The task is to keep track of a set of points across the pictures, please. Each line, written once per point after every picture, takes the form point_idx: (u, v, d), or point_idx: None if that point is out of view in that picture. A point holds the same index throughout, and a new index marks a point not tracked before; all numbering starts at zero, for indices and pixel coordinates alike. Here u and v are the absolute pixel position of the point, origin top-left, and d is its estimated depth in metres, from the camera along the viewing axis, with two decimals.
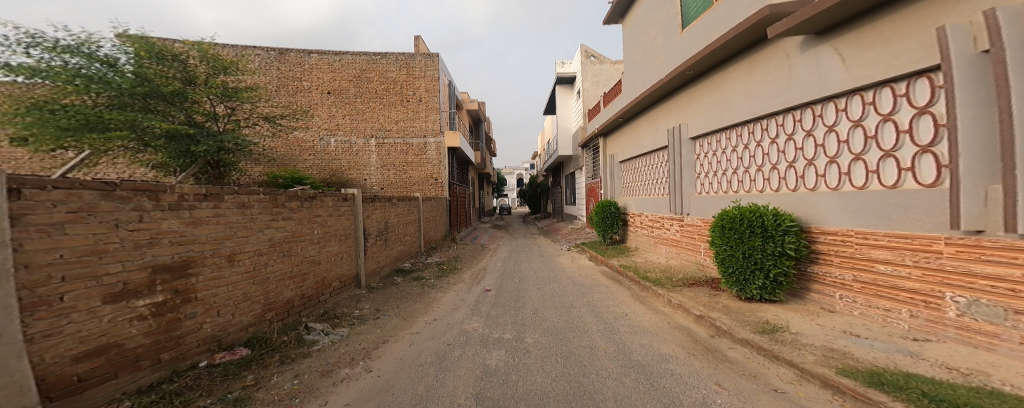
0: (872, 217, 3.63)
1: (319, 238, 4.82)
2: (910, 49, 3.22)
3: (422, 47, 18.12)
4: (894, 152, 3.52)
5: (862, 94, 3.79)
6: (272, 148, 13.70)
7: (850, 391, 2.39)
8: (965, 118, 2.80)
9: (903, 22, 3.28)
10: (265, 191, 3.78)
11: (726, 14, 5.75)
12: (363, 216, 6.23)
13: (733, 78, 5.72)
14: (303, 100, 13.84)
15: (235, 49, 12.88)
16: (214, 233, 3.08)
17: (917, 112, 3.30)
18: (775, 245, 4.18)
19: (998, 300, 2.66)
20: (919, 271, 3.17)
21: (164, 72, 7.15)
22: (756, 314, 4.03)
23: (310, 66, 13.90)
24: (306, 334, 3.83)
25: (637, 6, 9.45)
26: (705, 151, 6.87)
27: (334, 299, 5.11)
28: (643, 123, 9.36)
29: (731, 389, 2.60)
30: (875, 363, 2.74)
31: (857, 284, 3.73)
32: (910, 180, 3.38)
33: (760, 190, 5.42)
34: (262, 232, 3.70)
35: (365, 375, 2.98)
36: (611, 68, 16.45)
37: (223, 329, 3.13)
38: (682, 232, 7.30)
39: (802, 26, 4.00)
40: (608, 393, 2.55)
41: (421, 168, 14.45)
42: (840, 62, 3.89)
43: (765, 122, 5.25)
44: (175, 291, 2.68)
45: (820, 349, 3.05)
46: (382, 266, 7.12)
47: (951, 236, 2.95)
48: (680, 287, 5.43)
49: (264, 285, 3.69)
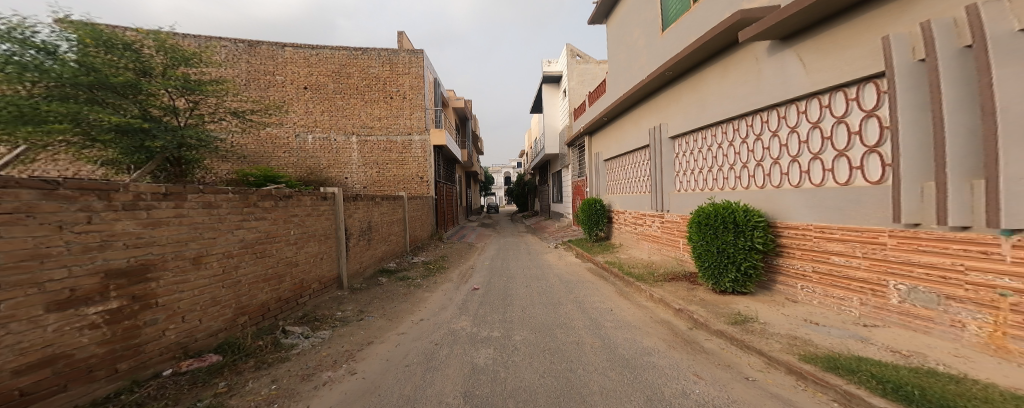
0: (828, 213, 3.84)
1: (296, 239, 4.66)
2: (860, 56, 3.43)
3: (406, 42, 17.77)
4: (846, 152, 3.74)
5: (819, 98, 4.00)
6: (242, 144, 13.04)
7: (811, 376, 2.53)
8: (906, 120, 3.01)
9: (855, 30, 3.49)
10: (234, 190, 3.62)
11: (703, 19, 5.94)
12: (344, 215, 6.07)
13: (708, 80, 5.91)
14: (277, 95, 13.27)
15: (199, 40, 12.19)
16: (177, 234, 2.93)
17: (865, 115, 3.53)
18: (745, 240, 4.36)
19: (934, 287, 2.89)
20: (868, 262, 3.39)
21: (113, 61, 6.22)
22: (729, 306, 4.20)
23: (284, 59, 13.36)
24: (284, 338, 3.73)
25: (620, 9, 9.61)
26: (683, 151, 7.06)
27: (313, 302, 4.96)
28: (627, 123, 9.52)
29: (708, 378, 2.70)
30: (832, 348, 2.91)
31: (816, 275, 3.94)
32: (860, 178, 3.60)
33: (732, 188, 5.62)
34: (232, 233, 3.55)
35: (350, 378, 2.92)
36: (597, 68, 16.62)
37: (189, 335, 2.98)
38: (662, 228, 7.50)
39: (768, 33, 4.19)
40: (595, 387, 2.59)
41: (406, 166, 14.21)
42: (802, 67, 4.10)
43: (736, 122, 5.45)
44: (132, 296, 2.53)
45: (785, 337, 3.21)
46: (366, 267, 6.97)
47: (894, 229, 3.16)
48: (661, 282, 5.59)
49: (235, 288, 3.54)
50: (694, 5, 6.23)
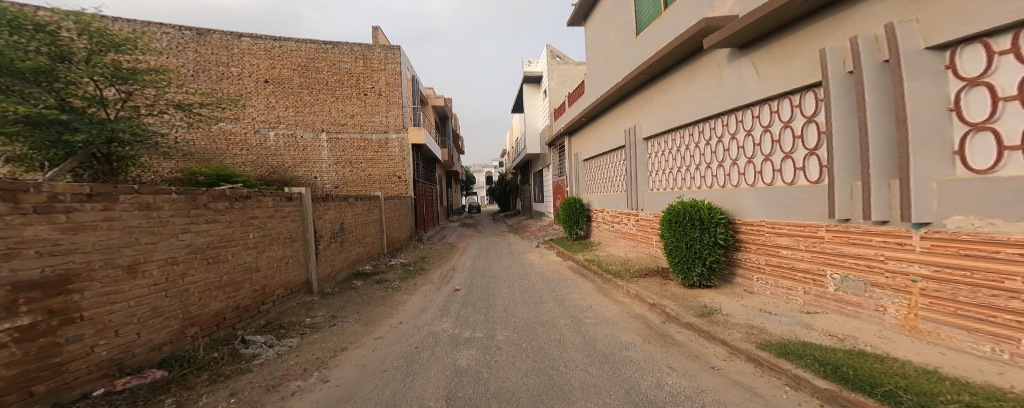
0: (776, 210, 4.14)
1: (256, 242, 4.35)
2: (803, 66, 3.73)
3: (382, 38, 17.15)
4: (791, 154, 4.06)
5: (771, 104, 4.31)
6: (190, 140, 11.96)
7: (766, 362, 2.71)
8: (839, 125, 3.31)
9: (799, 42, 3.78)
10: (178, 191, 3.31)
11: (672, 25, 6.19)
12: (312, 216, 5.75)
13: (676, 85, 6.18)
14: (231, 88, 12.32)
15: (132, 24, 11.03)
16: (107, 240, 2.63)
17: (806, 121, 3.84)
18: (710, 236, 4.61)
19: (862, 276, 3.19)
20: (809, 254, 3.68)
21: (18, 43, 4.88)
22: (696, 299, 4.42)
23: (240, 50, 12.43)
24: (244, 348, 3.47)
25: (598, 11, 9.80)
26: (655, 151, 7.32)
27: (278, 309, 4.67)
28: (605, 124, 9.73)
29: (679, 369, 2.82)
30: (783, 335, 3.14)
31: (768, 267, 4.23)
32: (802, 178, 3.92)
33: (698, 187, 5.92)
34: (176, 237, 3.25)
35: (322, 386, 2.78)
36: (576, 69, 16.87)
37: (126, 350, 2.70)
38: (637, 226, 7.74)
39: (728, 41, 4.44)
40: (575, 383, 2.63)
41: (382, 165, 13.71)
42: (756, 74, 4.38)
43: (701, 125, 5.72)
44: (49, 310, 2.24)
45: (744, 327, 3.42)
46: (338, 270, 6.65)
47: (830, 224, 3.46)
48: (637, 278, 5.77)
49: (183, 297, 3.25)
50: (664, 12, 6.47)
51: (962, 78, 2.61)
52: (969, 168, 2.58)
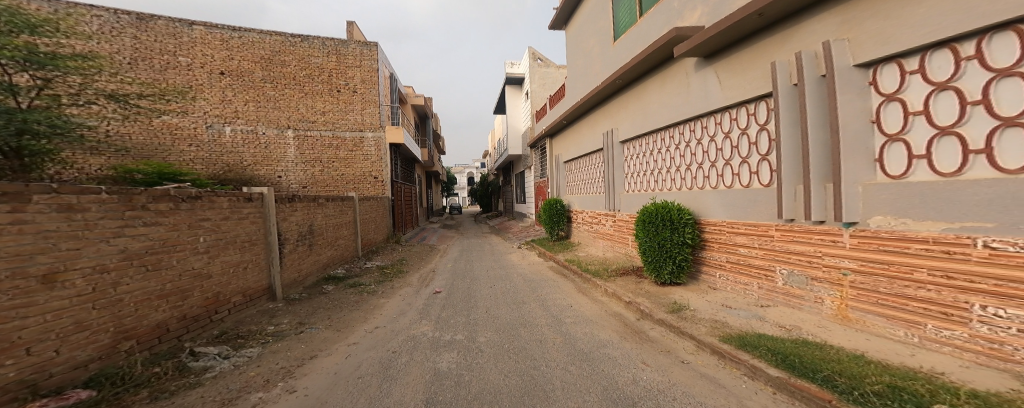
0: (735, 210, 4.58)
1: (207, 247, 4.05)
2: (759, 77, 4.16)
3: (358, 33, 16.51)
4: (748, 159, 4.51)
5: (731, 112, 4.76)
6: (126, 134, 10.71)
7: (728, 354, 3.00)
8: (786, 133, 3.74)
9: (756, 55, 4.22)
10: (110, 189, 3.03)
11: (646, 33, 6.61)
12: (275, 218, 5.42)
13: (650, 91, 6.58)
14: (178, 79, 11.23)
15: (53, 4, 9.75)
16: (12, 247, 2.34)
17: (760, 129, 4.30)
18: (680, 235, 4.97)
19: (805, 270, 3.63)
20: (762, 251, 4.12)
21: None
22: (667, 296, 4.76)
23: (191, 39, 11.38)
24: (193, 361, 3.23)
25: (577, 16, 10.17)
26: (631, 154, 7.70)
27: (235, 317, 4.36)
28: (585, 127, 10.07)
29: (653, 365, 3.05)
30: (741, 328, 3.48)
31: (728, 264, 4.65)
32: (756, 181, 4.37)
33: (668, 189, 6.33)
34: (107, 242, 2.95)
35: (289, 397, 2.67)
36: (557, 72, 17.22)
37: (42, 369, 2.42)
38: (615, 226, 8.11)
39: (694, 51, 4.85)
40: (556, 383, 2.75)
41: (355, 164, 13.17)
42: (719, 83, 4.80)
43: (672, 130, 6.13)
44: None
45: (709, 321, 3.74)
46: (307, 274, 6.32)
47: (779, 224, 3.90)
48: (614, 277, 6.06)
49: (116, 309, 2.95)
50: (640, 19, 6.86)
51: (883, 93, 3.08)
52: (885, 173, 3.05)
